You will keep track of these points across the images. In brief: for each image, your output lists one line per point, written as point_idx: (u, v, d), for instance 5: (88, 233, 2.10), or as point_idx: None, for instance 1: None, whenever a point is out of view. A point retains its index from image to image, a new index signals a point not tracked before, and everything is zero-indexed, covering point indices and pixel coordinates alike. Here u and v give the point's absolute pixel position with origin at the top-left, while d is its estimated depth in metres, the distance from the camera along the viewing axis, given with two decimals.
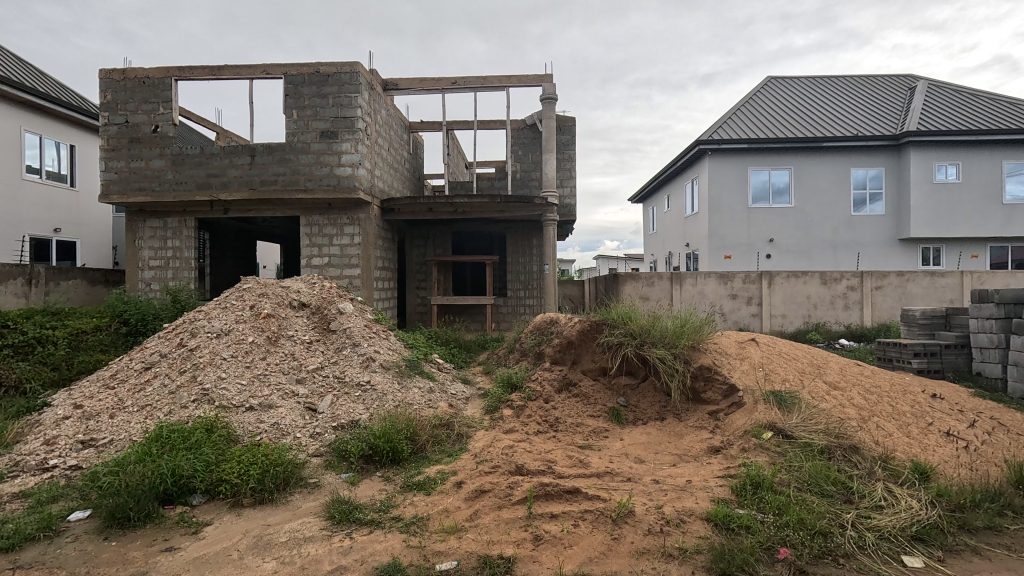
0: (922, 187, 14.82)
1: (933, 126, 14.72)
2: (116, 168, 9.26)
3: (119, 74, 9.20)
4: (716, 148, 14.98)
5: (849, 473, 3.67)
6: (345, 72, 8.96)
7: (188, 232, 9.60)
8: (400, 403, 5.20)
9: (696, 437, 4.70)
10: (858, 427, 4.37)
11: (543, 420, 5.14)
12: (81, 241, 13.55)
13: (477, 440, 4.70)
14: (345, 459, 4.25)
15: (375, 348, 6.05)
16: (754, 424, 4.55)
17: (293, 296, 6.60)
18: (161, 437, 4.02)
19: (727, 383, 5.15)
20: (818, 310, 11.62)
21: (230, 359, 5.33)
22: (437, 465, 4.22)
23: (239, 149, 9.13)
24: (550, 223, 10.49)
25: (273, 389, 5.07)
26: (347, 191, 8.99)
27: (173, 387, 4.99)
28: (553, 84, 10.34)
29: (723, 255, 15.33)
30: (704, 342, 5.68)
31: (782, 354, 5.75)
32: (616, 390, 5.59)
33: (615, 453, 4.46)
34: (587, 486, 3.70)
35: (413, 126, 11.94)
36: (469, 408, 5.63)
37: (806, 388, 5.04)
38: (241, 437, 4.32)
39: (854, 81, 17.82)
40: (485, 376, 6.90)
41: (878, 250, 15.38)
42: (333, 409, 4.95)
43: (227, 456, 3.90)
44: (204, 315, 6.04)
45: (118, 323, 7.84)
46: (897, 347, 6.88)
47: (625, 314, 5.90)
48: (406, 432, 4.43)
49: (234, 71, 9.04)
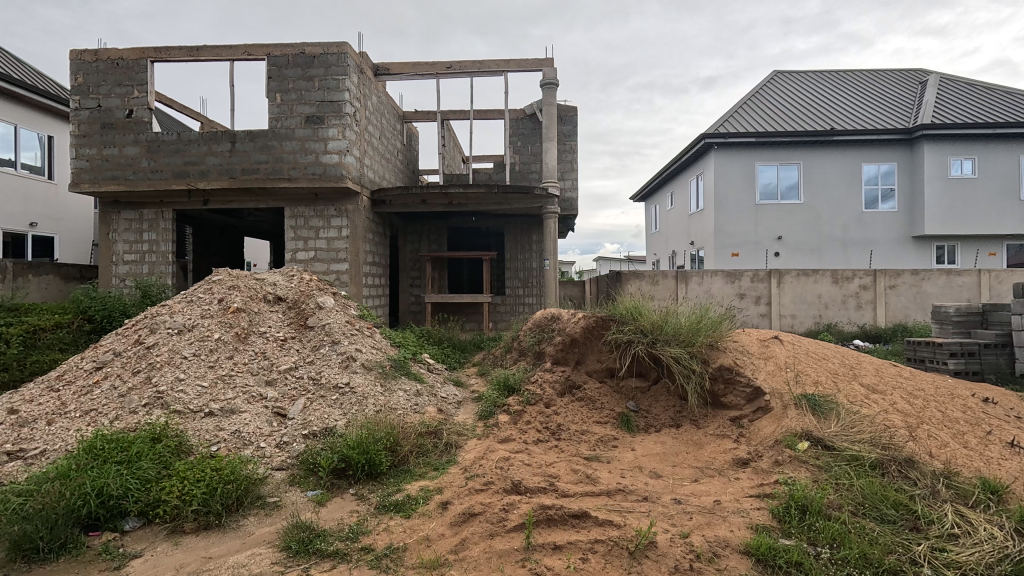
0: (936, 182, 14.26)
1: (947, 119, 14.14)
2: (87, 155, 8.67)
3: (91, 55, 8.62)
4: (722, 142, 14.42)
5: (911, 493, 3.07)
6: (332, 53, 8.39)
7: (165, 224, 9.04)
8: (383, 408, 4.60)
9: (718, 447, 4.12)
10: (909, 437, 3.76)
11: (543, 428, 4.55)
12: (59, 236, 12.95)
13: (469, 451, 4.09)
14: (313, 474, 3.66)
15: (357, 347, 5.44)
16: (786, 432, 3.96)
17: (267, 290, 6.00)
18: (94, 448, 3.41)
19: (750, 386, 4.55)
20: (829, 309, 11.05)
21: (192, 358, 4.74)
22: (420, 481, 3.61)
23: (219, 136, 8.53)
24: (550, 216, 9.90)
25: (237, 392, 4.48)
26: (333, 180, 8.41)
27: (124, 390, 4.40)
28: (553, 70, 9.78)
29: (730, 252, 14.76)
30: (722, 340, 5.07)
31: (811, 354, 5.14)
32: (624, 394, 5.01)
33: (627, 466, 3.88)
34: (597, 507, 3.10)
35: (407, 116, 11.37)
36: (460, 414, 5.02)
37: (841, 392, 4.44)
38: (193, 448, 3.73)
39: (863, 76, 17.24)
40: (480, 378, 6.30)
41: (891, 248, 14.81)
42: (305, 415, 4.35)
43: (173, 471, 3.30)
44: (166, 309, 5.43)
45: (81, 321, 7.20)
46: (930, 347, 6.24)
47: (634, 309, 5.29)
48: (384, 441, 3.83)
49: (213, 52, 8.49)
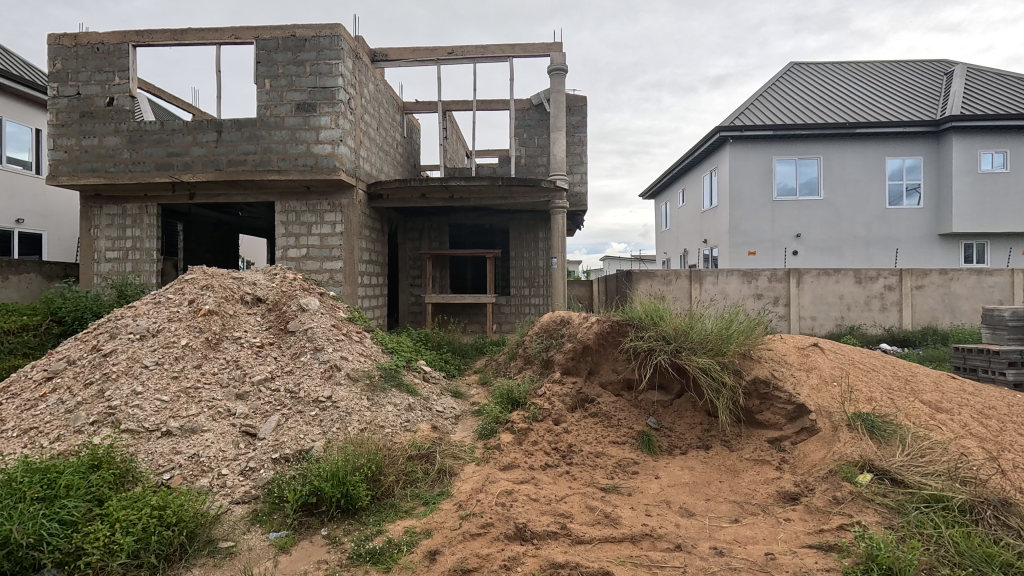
0: (965, 176, 13.51)
1: (977, 110, 13.37)
2: (66, 146, 8.14)
3: (70, 40, 8.11)
4: (738, 135, 13.74)
5: (1020, 550, 2.45)
6: (324, 35, 7.80)
7: (149, 220, 8.52)
8: (367, 426, 4.00)
9: (758, 476, 3.51)
10: (995, 470, 3.13)
11: (552, 450, 3.96)
12: (47, 233, 12.43)
13: (465, 480, 3.51)
14: (279, 510, 3.08)
15: (342, 354, 4.84)
16: (841, 461, 3.36)
17: (245, 290, 5.45)
18: (13, 482, 2.83)
19: (792, 403, 3.91)
20: (852, 311, 10.36)
21: (154, 368, 4.18)
22: (406, 521, 3.02)
23: (204, 125, 7.98)
24: (558, 211, 9.28)
25: (202, 408, 3.90)
26: (325, 172, 7.81)
27: (72, 405, 3.84)
28: (561, 54, 9.16)
29: (747, 251, 14.09)
30: (757, 348, 4.41)
31: (858, 364, 4.50)
32: (644, 409, 4.39)
33: (652, 500, 3.26)
34: (621, 562, 2.52)
35: (408, 106, 10.79)
36: (457, 432, 4.44)
37: (902, 411, 3.80)
38: (138, 479, 3.18)
39: (885, 67, 16.47)
40: (481, 388, 5.70)
41: (917, 247, 14.07)
42: (277, 435, 3.76)
43: (105, 510, 2.72)
44: (131, 311, 4.88)
45: (50, 323, 6.69)
46: (985, 355, 5.57)
47: (655, 312, 4.66)
48: (366, 469, 3.25)
49: (198, 35, 7.95)
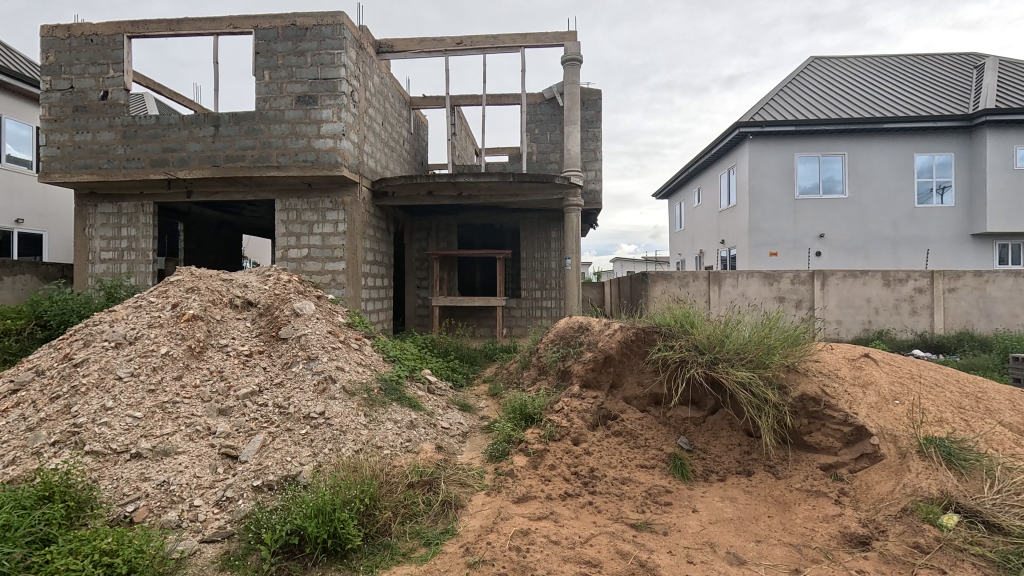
0: (1001, 173, 12.80)
1: (1012, 104, 12.66)
2: (58, 142, 7.82)
3: (62, 31, 7.76)
4: (758, 131, 13.15)
5: None
6: (326, 24, 7.39)
7: (145, 219, 8.16)
8: (364, 447, 3.54)
9: (814, 511, 3.00)
10: None
11: (572, 475, 3.48)
12: (48, 233, 12.16)
13: (474, 514, 3.04)
14: (254, 552, 2.62)
15: (338, 364, 4.37)
16: (917, 496, 2.86)
17: (234, 293, 5.05)
18: None
19: (849, 424, 3.39)
20: (881, 315, 9.76)
21: (128, 379, 3.74)
22: (402, 568, 2.55)
23: (201, 119, 7.60)
24: (572, 209, 8.78)
25: (178, 426, 3.47)
26: (327, 168, 7.39)
27: (34, 422, 3.42)
28: (576, 44, 8.68)
29: (767, 252, 13.50)
30: (805, 361, 3.88)
31: (918, 378, 3.97)
32: (674, 428, 3.88)
33: (693, 542, 2.76)
34: None
35: (414, 101, 10.36)
36: (465, 452, 3.97)
37: (981, 436, 3.29)
38: (92, 514, 2.74)
39: (911, 60, 15.78)
40: (491, 400, 5.23)
41: (948, 247, 13.40)
42: (261, 457, 3.31)
43: (43, 557, 2.29)
44: (109, 317, 4.47)
45: (35, 327, 6.33)
46: None
47: (685, 319, 4.14)
48: (358, 504, 2.78)
49: (195, 25, 7.59)
